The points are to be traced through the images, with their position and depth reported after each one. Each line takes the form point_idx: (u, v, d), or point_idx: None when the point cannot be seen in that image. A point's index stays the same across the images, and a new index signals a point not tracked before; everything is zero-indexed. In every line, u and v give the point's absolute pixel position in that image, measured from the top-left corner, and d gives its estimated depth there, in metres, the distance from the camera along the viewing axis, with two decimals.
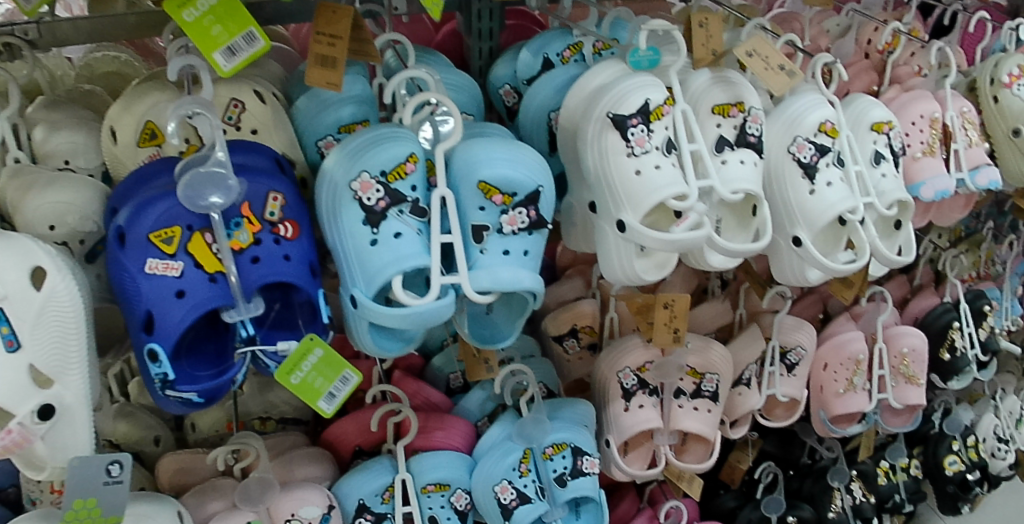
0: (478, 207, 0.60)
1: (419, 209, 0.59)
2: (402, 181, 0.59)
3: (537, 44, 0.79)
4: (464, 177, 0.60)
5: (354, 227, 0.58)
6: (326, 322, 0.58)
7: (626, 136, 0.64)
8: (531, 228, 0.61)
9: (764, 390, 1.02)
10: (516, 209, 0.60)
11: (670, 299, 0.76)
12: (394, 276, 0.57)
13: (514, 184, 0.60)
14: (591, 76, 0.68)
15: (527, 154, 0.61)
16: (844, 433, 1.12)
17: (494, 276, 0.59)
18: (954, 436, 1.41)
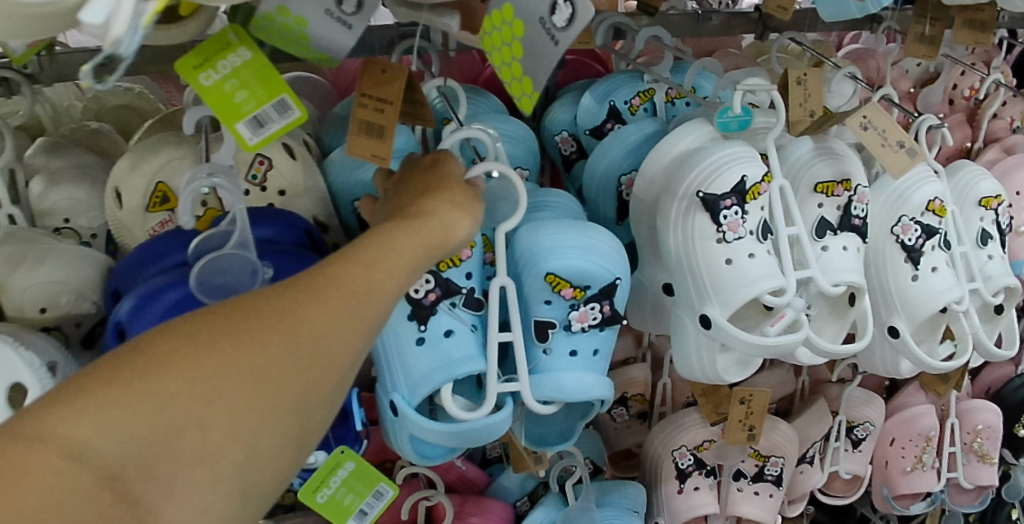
0: (544, 300, 0.51)
1: (473, 301, 0.51)
2: (454, 269, 0.50)
3: (602, 88, 0.69)
4: (528, 265, 0.51)
5: (395, 322, 0.50)
6: (359, 429, 0.51)
7: (717, 219, 0.55)
8: (603, 325, 0.52)
9: (828, 467, 0.92)
10: (588, 304, 0.51)
11: (749, 395, 0.72)
12: (443, 385, 0.48)
13: (587, 276, 0.50)
14: (675, 140, 0.59)
15: (607, 238, 0.52)
16: (905, 512, 1.01)
17: (559, 383, 0.50)
18: (1013, 504, 1.33)
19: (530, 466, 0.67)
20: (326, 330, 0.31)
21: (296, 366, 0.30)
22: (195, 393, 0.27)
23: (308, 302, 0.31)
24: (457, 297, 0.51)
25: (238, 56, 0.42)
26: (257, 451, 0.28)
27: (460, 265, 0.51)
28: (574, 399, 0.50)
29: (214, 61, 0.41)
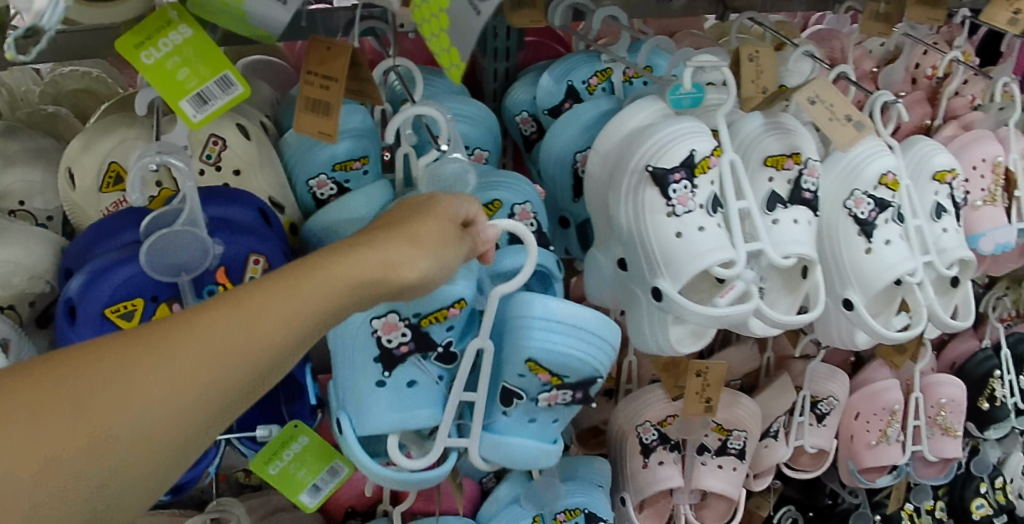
0: (519, 374, 0.52)
1: (445, 355, 0.52)
2: (434, 326, 0.51)
3: (560, 68, 0.69)
4: (513, 341, 0.51)
5: (364, 362, 0.51)
6: (314, 405, 0.52)
7: (667, 193, 0.55)
8: (572, 404, 0.54)
9: (793, 442, 0.93)
10: (561, 388, 0.52)
11: (705, 367, 0.76)
12: (392, 434, 0.51)
13: (567, 367, 0.51)
14: (627, 117, 0.59)
15: (601, 329, 0.51)
16: (872, 485, 1.02)
17: (508, 452, 0.53)
18: (981, 477, 1.37)
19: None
20: (240, 374, 0.30)
21: (191, 390, 0.29)
22: (90, 458, 0.26)
23: (219, 336, 0.30)
24: (431, 351, 0.52)
25: (179, 34, 0.44)
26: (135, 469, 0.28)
27: (444, 321, 0.51)
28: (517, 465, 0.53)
29: (156, 39, 0.43)
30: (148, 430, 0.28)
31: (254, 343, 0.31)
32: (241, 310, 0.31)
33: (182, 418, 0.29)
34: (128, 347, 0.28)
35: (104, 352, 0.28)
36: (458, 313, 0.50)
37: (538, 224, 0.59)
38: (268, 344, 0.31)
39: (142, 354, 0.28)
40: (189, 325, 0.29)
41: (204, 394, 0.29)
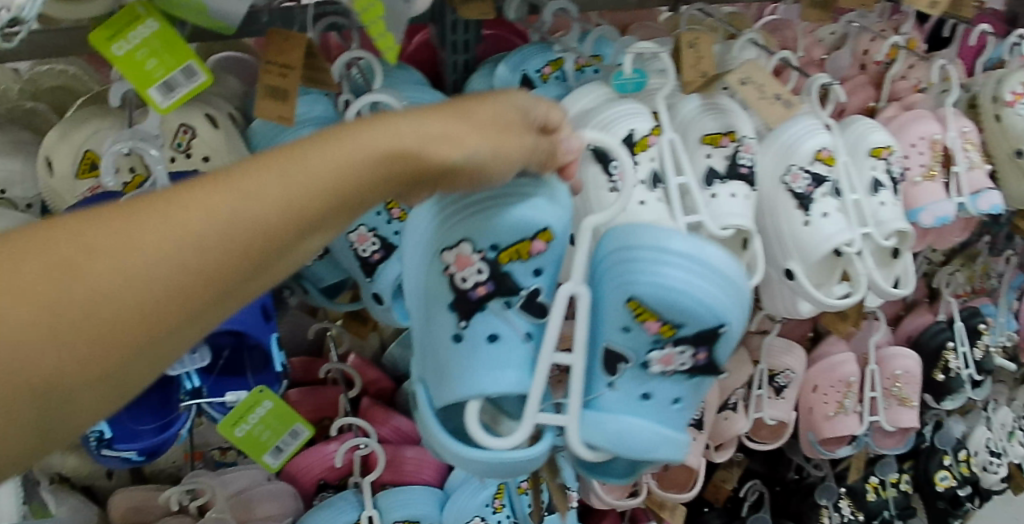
0: (629, 327, 0.52)
1: (533, 308, 0.52)
2: (517, 265, 0.51)
3: (514, 59, 0.73)
4: (619, 282, 0.52)
5: (439, 313, 0.52)
6: (277, 373, 0.60)
7: (608, 170, 0.60)
8: (690, 367, 0.53)
9: (752, 414, 0.97)
10: (676, 345, 0.52)
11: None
12: (471, 399, 0.50)
13: (682, 315, 0.51)
14: (573, 100, 0.63)
15: (720, 264, 0.51)
16: (832, 456, 1.07)
17: (625, 424, 0.51)
18: (945, 450, 1.43)
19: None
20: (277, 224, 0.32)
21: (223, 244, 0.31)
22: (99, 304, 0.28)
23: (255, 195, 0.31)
24: (512, 294, 0.52)
25: (147, 27, 0.48)
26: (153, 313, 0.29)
27: (527, 259, 0.52)
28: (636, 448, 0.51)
29: (125, 33, 0.47)
30: (115, 323, 0.29)
31: (246, 223, 0.31)
32: (233, 194, 0.31)
33: (154, 310, 0.29)
34: (99, 235, 0.29)
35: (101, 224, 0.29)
36: (543, 246, 0.51)
37: None
38: (262, 230, 0.31)
39: (117, 242, 0.29)
40: (172, 208, 0.30)
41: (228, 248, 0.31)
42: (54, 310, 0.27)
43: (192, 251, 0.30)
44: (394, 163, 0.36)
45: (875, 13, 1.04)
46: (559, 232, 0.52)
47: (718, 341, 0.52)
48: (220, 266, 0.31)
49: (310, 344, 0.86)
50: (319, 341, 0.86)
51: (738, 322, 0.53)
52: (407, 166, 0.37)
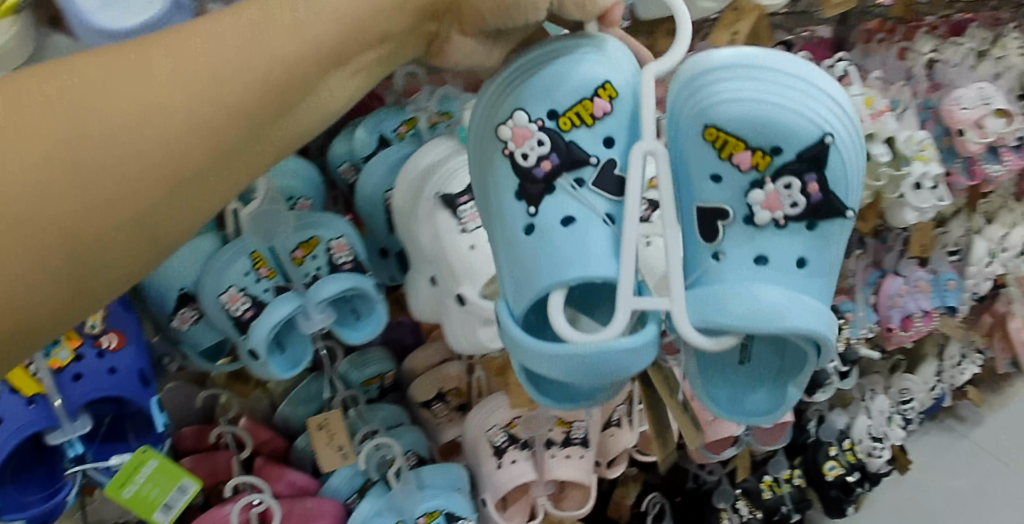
0: (719, 172, 0.55)
1: (610, 183, 0.54)
2: (577, 131, 0.54)
3: (372, 121, 0.77)
4: (705, 125, 0.55)
5: (508, 203, 0.54)
6: (160, 434, 0.66)
7: (457, 214, 0.66)
8: (801, 210, 0.55)
9: (636, 427, 1.05)
10: (776, 186, 0.54)
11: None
12: (552, 291, 0.51)
13: (776, 138, 0.53)
14: (421, 155, 0.69)
15: (805, 83, 0.54)
16: (719, 458, 1.18)
17: (745, 287, 0.51)
18: (829, 441, 1.57)
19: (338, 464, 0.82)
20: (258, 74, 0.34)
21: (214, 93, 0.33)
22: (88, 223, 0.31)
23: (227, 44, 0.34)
24: (583, 165, 0.54)
25: None
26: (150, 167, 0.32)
27: (591, 125, 0.54)
28: (769, 309, 0.50)
29: None
30: (132, 169, 0.31)
31: (287, 58, 0.35)
32: (277, 25, 0.35)
33: (167, 154, 0.32)
34: (102, 88, 0.31)
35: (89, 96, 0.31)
36: (606, 106, 0.54)
37: (355, 253, 0.69)
38: (296, 55, 0.35)
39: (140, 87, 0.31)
40: (157, 52, 0.32)
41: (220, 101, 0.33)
42: (59, 180, 0.29)
43: (227, 77, 0.33)
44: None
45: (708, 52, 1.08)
46: (626, 95, 0.54)
47: (827, 166, 0.54)
48: (258, 102, 0.35)
49: (200, 412, 0.88)
50: (209, 409, 0.89)
51: (839, 151, 0.54)
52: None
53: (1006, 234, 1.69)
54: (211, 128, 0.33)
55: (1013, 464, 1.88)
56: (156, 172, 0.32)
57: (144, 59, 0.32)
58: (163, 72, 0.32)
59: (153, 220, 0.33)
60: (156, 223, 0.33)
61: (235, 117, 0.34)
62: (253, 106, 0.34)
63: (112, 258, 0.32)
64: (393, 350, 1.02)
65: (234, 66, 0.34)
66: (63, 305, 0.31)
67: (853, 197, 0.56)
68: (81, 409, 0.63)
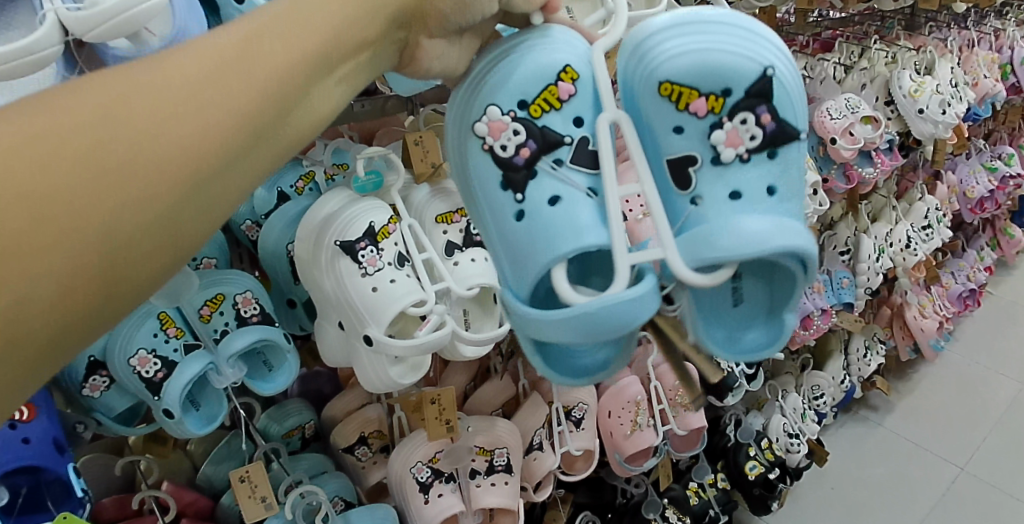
0: (681, 124, 0.54)
1: (586, 159, 0.55)
2: (548, 116, 0.55)
3: (269, 178, 0.80)
4: (654, 76, 0.54)
5: (495, 194, 0.56)
6: (80, 498, 0.66)
7: (357, 259, 0.69)
8: (763, 142, 0.54)
9: (557, 449, 1.10)
10: (737, 122, 0.54)
11: (436, 395, 0.92)
12: (552, 265, 0.52)
13: (724, 78, 0.53)
14: (320, 206, 0.72)
15: (745, 24, 0.54)
16: (641, 469, 1.23)
17: (726, 220, 0.51)
18: (748, 442, 1.63)
19: (261, 515, 0.82)
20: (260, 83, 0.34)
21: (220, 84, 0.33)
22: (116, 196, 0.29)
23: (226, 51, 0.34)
24: (559, 145, 0.55)
25: None
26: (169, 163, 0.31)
27: (560, 108, 0.55)
28: (753, 242, 0.49)
29: None
30: (162, 176, 0.30)
31: (286, 63, 0.36)
32: (272, 32, 0.36)
33: (190, 158, 0.31)
34: (121, 107, 0.30)
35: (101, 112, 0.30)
36: (570, 88, 0.55)
37: (262, 306, 0.71)
38: (286, 67, 0.36)
39: (164, 93, 0.31)
40: (170, 64, 0.32)
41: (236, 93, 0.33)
42: (86, 178, 0.28)
43: (234, 83, 0.33)
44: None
45: None
46: (586, 73, 0.56)
47: (778, 98, 0.53)
48: (261, 102, 0.35)
49: (121, 480, 0.88)
50: (128, 477, 0.88)
51: (785, 82, 0.54)
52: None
53: (890, 231, 1.84)
54: (224, 134, 0.33)
55: (925, 444, 2.01)
56: (175, 182, 0.31)
57: (152, 85, 0.31)
58: (185, 81, 0.32)
59: (174, 220, 0.31)
60: (181, 227, 0.32)
61: (246, 121, 0.34)
62: (261, 106, 0.34)
63: (151, 260, 0.31)
64: (312, 400, 1.04)
65: (246, 73, 0.34)
66: (93, 315, 0.30)
67: (806, 124, 0.55)
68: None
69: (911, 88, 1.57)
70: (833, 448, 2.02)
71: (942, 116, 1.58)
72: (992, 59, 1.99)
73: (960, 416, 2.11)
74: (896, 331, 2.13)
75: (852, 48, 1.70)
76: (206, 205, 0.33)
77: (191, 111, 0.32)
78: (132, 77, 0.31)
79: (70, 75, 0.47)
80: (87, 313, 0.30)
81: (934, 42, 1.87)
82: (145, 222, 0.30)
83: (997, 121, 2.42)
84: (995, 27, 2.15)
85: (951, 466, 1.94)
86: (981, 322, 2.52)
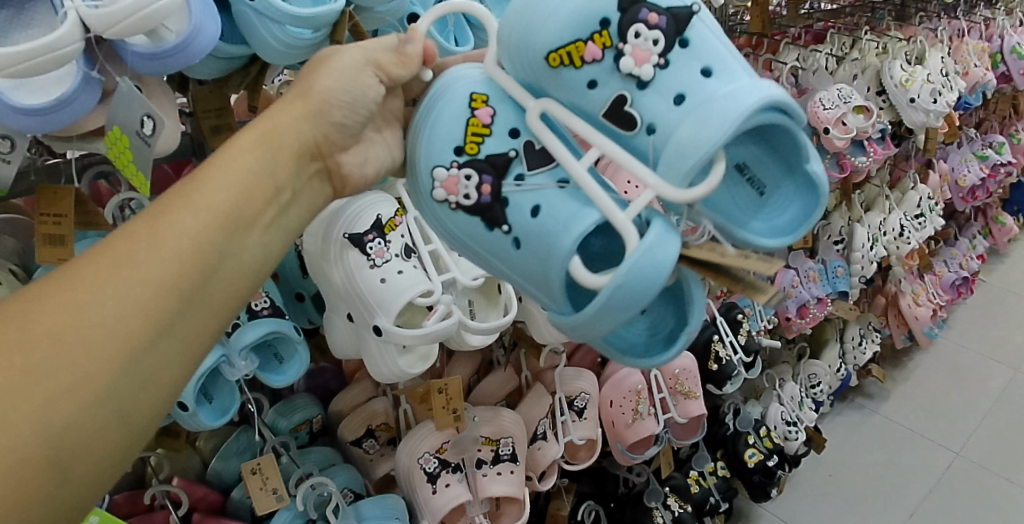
0: (593, 77, 0.53)
1: (537, 157, 0.55)
2: (486, 143, 0.56)
3: None
4: (528, 53, 0.53)
5: (488, 238, 0.56)
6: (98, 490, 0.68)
7: (365, 251, 0.71)
8: (666, 41, 0.51)
9: (561, 438, 1.11)
10: (632, 43, 0.52)
11: (443, 385, 0.93)
12: (569, 265, 0.52)
13: (589, 17, 0.52)
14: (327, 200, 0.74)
15: None
16: (643, 457, 1.26)
17: (679, 135, 0.49)
18: (747, 431, 1.65)
19: (274, 505, 0.84)
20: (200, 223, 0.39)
21: (164, 241, 0.38)
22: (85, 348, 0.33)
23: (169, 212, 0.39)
24: (510, 162, 0.55)
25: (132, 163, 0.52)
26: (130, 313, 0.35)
27: (492, 131, 0.56)
28: (716, 131, 0.47)
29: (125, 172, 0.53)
30: (123, 325, 0.35)
31: (210, 213, 0.40)
32: (191, 193, 0.40)
33: (139, 317, 0.35)
34: (80, 279, 0.35)
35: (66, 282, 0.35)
36: (487, 109, 0.56)
37: (271, 301, 0.73)
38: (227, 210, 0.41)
39: (120, 262, 0.36)
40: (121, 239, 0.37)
41: (179, 239, 0.38)
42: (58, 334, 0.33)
43: (170, 236, 0.38)
44: (273, 139, 0.46)
45: None
46: (492, 88, 0.57)
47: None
48: (197, 247, 0.39)
49: (131, 475, 0.89)
50: (139, 473, 0.89)
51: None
52: (305, 117, 0.49)
53: (884, 219, 1.86)
54: (180, 276, 0.38)
55: (921, 430, 2.03)
56: (136, 327, 0.35)
57: (104, 259, 0.36)
58: (125, 249, 0.36)
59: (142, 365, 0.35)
60: (164, 357, 0.37)
61: (194, 261, 0.38)
62: (199, 255, 0.39)
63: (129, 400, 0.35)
64: (317, 395, 1.05)
65: (175, 223, 0.39)
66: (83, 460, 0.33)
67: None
68: None
69: (901, 78, 1.59)
70: (831, 436, 2.03)
71: (934, 105, 1.60)
72: (982, 48, 2.01)
73: (955, 402, 2.13)
74: (891, 319, 2.14)
75: (843, 40, 1.72)
76: (169, 360, 0.37)
77: (141, 272, 0.36)
78: (91, 258, 0.36)
79: (90, 72, 0.49)
80: (76, 475, 0.33)
81: (924, 32, 1.90)
82: (110, 384, 0.34)
83: (988, 109, 2.45)
84: (984, 17, 2.17)
85: (947, 452, 1.96)
86: (975, 310, 2.54)
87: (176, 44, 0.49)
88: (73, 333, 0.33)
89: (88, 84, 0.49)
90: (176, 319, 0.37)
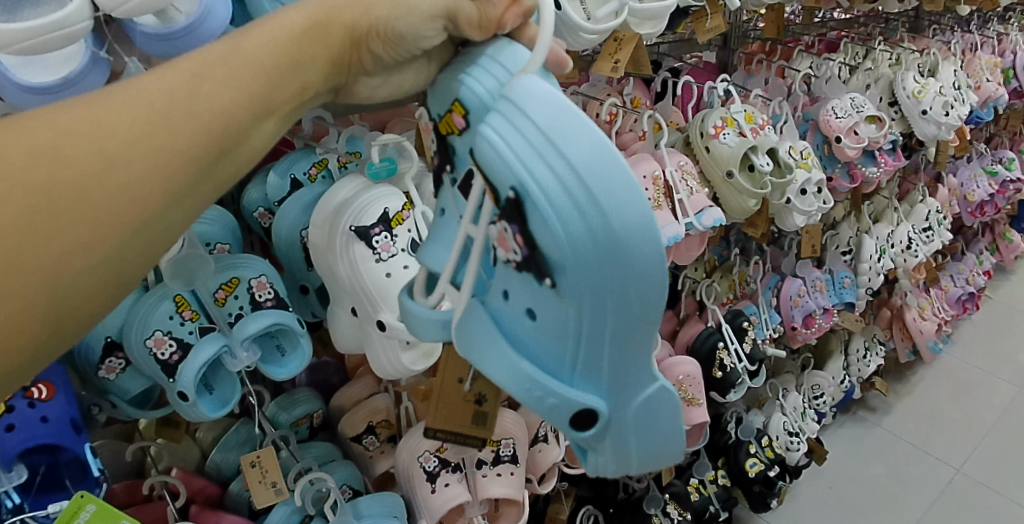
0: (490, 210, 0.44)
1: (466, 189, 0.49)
2: (451, 138, 0.50)
3: (283, 165, 0.80)
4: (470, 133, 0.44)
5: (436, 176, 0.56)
6: (97, 477, 0.66)
7: (372, 245, 0.70)
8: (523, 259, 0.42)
9: (561, 441, 1.10)
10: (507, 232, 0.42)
11: None
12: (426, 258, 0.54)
13: (496, 182, 0.41)
14: (336, 191, 0.73)
15: (557, 129, 0.38)
16: None
17: (479, 321, 0.46)
18: (749, 440, 1.63)
19: (272, 499, 0.83)
20: (231, 101, 0.39)
21: (192, 108, 0.37)
22: (81, 207, 0.33)
23: (206, 80, 0.38)
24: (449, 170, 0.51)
25: None
26: (156, 167, 0.35)
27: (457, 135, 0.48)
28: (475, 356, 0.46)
29: None
30: (126, 195, 0.35)
31: (231, 103, 0.39)
32: (213, 77, 0.38)
33: (127, 208, 0.35)
34: (103, 123, 0.34)
35: (68, 132, 0.33)
36: (461, 122, 0.47)
37: (275, 291, 0.71)
38: (263, 90, 0.40)
39: (147, 116, 0.35)
40: (154, 93, 0.36)
41: (209, 109, 0.38)
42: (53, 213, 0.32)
43: (203, 108, 0.37)
44: (316, 37, 0.43)
45: (601, 82, 1.16)
46: (476, 112, 0.46)
47: (533, 227, 0.40)
48: (224, 127, 0.38)
49: (130, 466, 0.88)
50: (139, 462, 0.89)
51: (579, 212, 0.38)
52: (351, 34, 0.45)
53: (892, 231, 1.85)
54: (201, 150, 0.37)
55: (923, 445, 2.02)
56: (138, 206, 0.35)
57: (127, 109, 0.35)
58: (158, 105, 0.36)
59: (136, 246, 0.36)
60: (156, 237, 0.37)
61: (218, 136, 0.38)
62: (198, 152, 0.37)
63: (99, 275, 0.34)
64: (319, 390, 1.05)
65: (212, 95, 0.38)
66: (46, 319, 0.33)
67: (573, 275, 0.40)
68: (18, 459, 0.63)
69: (914, 90, 1.57)
70: (833, 447, 2.02)
71: (945, 117, 1.59)
72: (994, 63, 2.00)
73: (959, 418, 2.11)
74: (896, 333, 2.13)
75: (856, 50, 1.71)
76: (121, 274, 0.36)
77: (164, 134, 0.36)
78: (120, 105, 0.35)
79: (98, 52, 0.49)
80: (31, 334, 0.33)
81: (937, 44, 1.88)
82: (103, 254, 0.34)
83: (998, 124, 2.43)
84: (997, 31, 2.16)
85: (947, 467, 1.94)
86: (980, 326, 2.52)
87: (185, 25, 0.49)
88: (84, 189, 0.33)
89: (95, 64, 0.49)
90: (162, 214, 0.36)
